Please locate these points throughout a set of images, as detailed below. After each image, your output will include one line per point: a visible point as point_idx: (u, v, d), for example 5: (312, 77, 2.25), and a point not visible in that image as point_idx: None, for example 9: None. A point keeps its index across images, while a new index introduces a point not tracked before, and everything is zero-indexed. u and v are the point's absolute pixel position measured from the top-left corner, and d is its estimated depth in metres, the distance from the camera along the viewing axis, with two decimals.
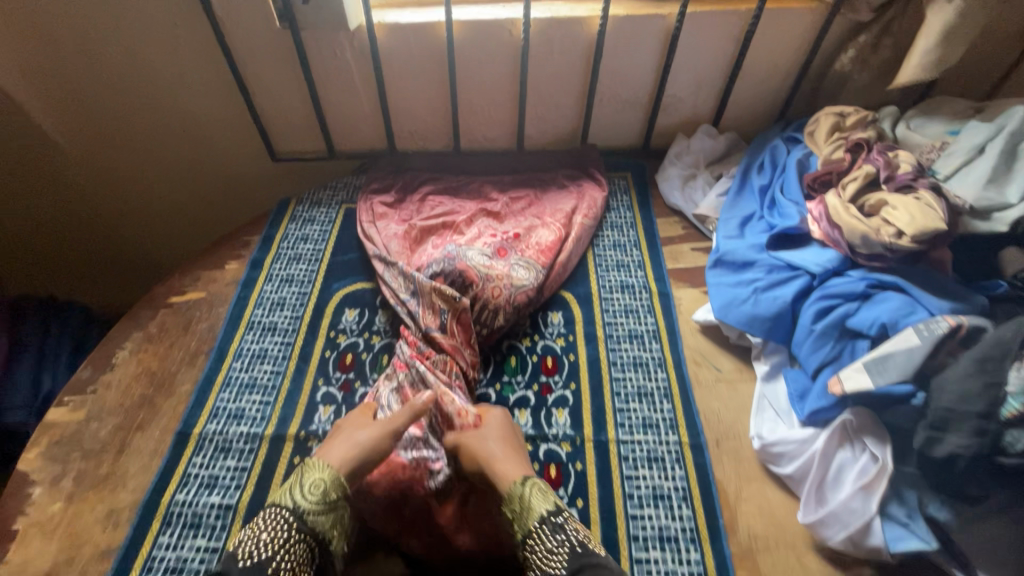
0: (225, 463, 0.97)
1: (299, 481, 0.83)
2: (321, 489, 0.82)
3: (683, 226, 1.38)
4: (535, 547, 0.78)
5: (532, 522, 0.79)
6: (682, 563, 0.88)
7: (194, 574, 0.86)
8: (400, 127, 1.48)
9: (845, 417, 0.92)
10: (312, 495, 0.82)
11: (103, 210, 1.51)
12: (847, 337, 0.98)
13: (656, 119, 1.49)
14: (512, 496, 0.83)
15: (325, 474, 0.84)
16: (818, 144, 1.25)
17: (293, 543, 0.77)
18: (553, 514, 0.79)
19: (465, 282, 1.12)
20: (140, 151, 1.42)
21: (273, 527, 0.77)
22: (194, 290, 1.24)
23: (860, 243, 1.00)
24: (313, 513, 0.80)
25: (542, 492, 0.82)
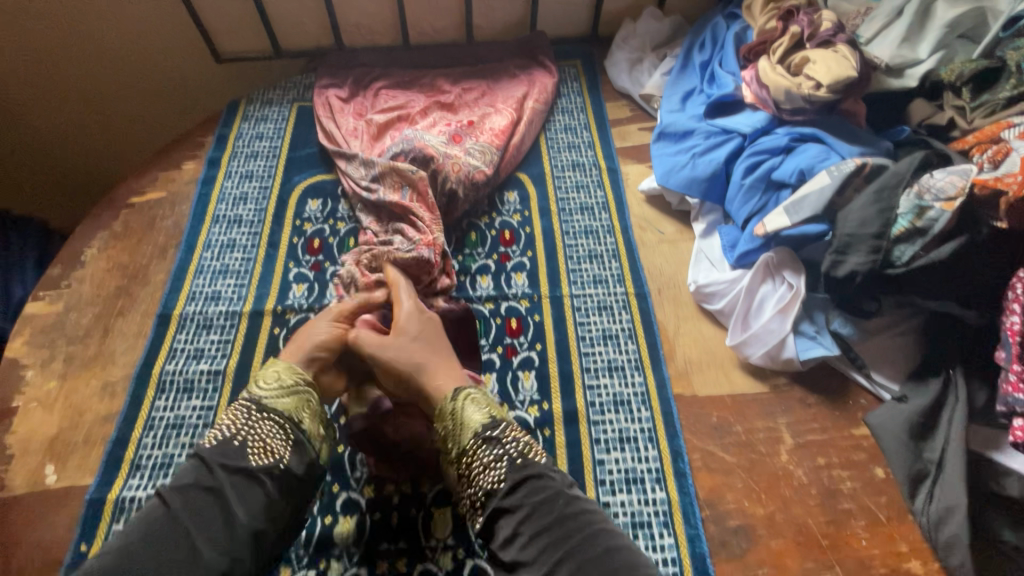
0: (209, 337, 1.05)
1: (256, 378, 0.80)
2: (275, 377, 0.79)
3: (630, 107, 1.44)
4: (473, 465, 0.73)
5: (466, 438, 0.75)
6: (628, 385, 1.01)
7: (194, 427, 0.95)
8: (345, 20, 1.45)
9: (768, 255, 1.04)
10: (273, 383, 0.78)
11: (41, 115, 1.42)
12: (772, 189, 1.09)
13: (603, 2, 1.49)
14: (443, 413, 0.78)
15: (275, 369, 0.80)
16: (753, 17, 1.30)
17: (260, 422, 0.74)
18: (487, 428, 0.75)
19: (426, 161, 1.16)
20: (72, 48, 1.34)
21: (238, 413, 0.75)
22: (153, 190, 1.25)
23: (784, 100, 1.09)
24: (274, 397, 0.77)
25: (475, 403, 0.78)
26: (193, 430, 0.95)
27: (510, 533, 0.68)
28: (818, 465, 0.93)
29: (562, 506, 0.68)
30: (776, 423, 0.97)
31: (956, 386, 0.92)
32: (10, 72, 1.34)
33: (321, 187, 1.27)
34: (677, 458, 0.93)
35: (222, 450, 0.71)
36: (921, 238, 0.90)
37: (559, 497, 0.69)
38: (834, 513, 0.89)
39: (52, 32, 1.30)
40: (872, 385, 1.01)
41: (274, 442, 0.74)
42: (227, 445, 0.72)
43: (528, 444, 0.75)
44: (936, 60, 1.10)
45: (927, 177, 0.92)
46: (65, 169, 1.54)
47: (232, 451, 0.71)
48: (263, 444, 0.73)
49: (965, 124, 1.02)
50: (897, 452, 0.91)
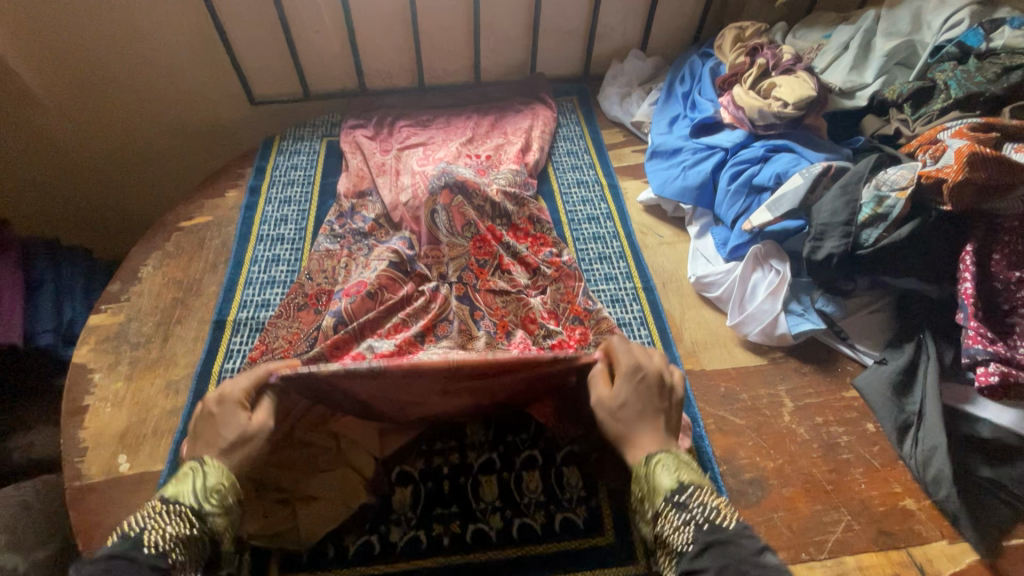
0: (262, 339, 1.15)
1: (200, 474, 0.76)
2: (221, 494, 0.76)
3: (623, 134, 1.63)
4: (664, 525, 0.73)
5: (658, 501, 0.75)
6: None
7: None
8: (368, 65, 1.64)
9: (756, 247, 1.20)
10: (217, 495, 0.75)
11: (105, 157, 1.59)
12: (754, 193, 1.26)
13: (593, 47, 1.71)
14: (637, 474, 0.79)
15: (226, 479, 0.77)
16: (723, 52, 1.53)
17: (190, 541, 0.70)
18: (677, 492, 0.74)
19: (468, 192, 1.26)
20: (138, 101, 1.52)
21: (176, 519, 0.70)
22: (201, 215, 1.38)
23: (758, 118, 1.28)
24: (214, 513, 0.74)
25: (669, 468, 0.77)
26: None
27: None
28: (817, 423, 1.06)
29: (749, 547, 0.65)
30: (777, 389, 1.11)
31: (927, 347, 1.07)
32: (79, 121, 1.50)
33: (342, 203, 1.38)
34: (693, 424, 1.05)
35: (156, 553, 0.66)
36: (883, 222, 1.07)
37: (742, 549, 0.65)
38: (834, 463, 1.01)
39: (103, 78, 1.45)
40: (856, 354, 1.14)
41: (191, 560, 0.70)
42: (159, 554, 0.66)
43: (721, 504, 0.71)
44: (879, 84, 1.32)
45: (882, 173, 1.10)
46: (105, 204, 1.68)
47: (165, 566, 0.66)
48: (184, 562, 0.68)
49: (908, 132, 1.21)
50: (883, 406, 1.05)
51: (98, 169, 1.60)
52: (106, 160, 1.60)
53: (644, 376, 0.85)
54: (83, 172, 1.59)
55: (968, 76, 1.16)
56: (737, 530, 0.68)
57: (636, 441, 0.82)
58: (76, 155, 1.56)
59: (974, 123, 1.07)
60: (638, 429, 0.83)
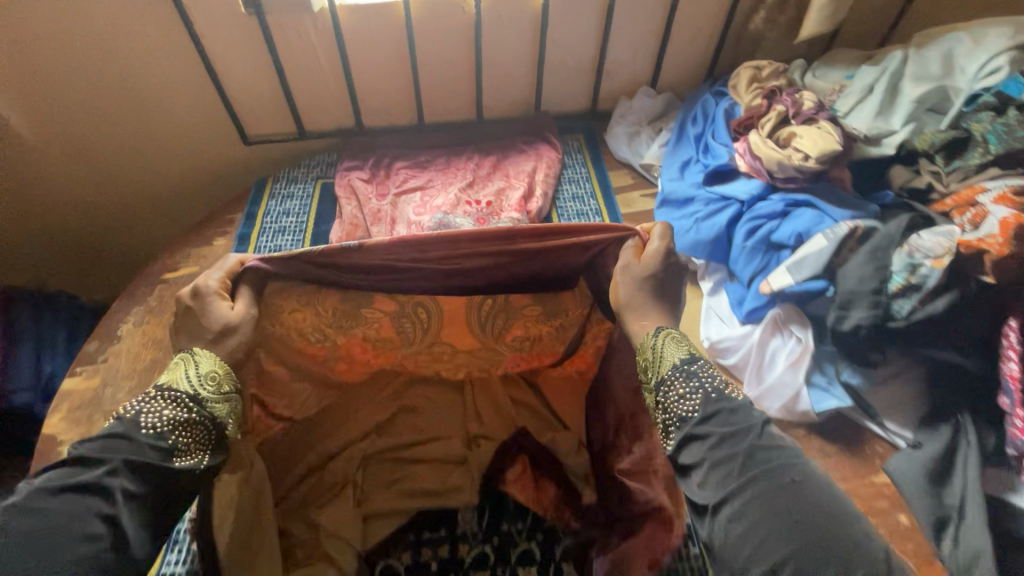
0: None
1: (195, 361, 0.81)
2: (214, 382, 0.80)
3: (631, 176, 1.55)
4: (669, 395, 0.78)
5: (664, 370, 0.80)
6: None
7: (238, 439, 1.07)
8: (366, 103, 1.57)
9: (775, 311, 1.12)
10: (211, 383, 0.80)
11: (97, 199, 1.54)
12: (772, 250, 1.18)
13: (601, 83, 1.63)
14: (645, 348, 0.84)
15: (219, 368, 0.82)
16: (738, 91, 1.44)
17: (191, 425, 0.75)
18: (685, 362, 0.79)
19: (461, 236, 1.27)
20: (129, 142, 1.47)
21: (173, 406, 0.75)
22: (187, 266, 1.32)
23: (777, 170, 1.20)
24: (210, 399, 0.78)
25: (676, 342, 0.82)
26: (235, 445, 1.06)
27: (695, 462, 0.70)
28: None
29: (756, 417, 0.71)
30: None
31: (965, 430, 0.97)
32: (69, 164, 1.45)
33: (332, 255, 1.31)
34: None
35: (154, 436, 0.71)
36: (916, 293, 0.97)
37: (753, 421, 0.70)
38: None
39: (91, 122, 1.40)
40: (886, 433, 1.04)
41: (196, 445, 0.75)
42: (157, 435, 0.72)
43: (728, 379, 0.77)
44: (908, 131, 1.22)
45: (915, 237, 1.01)
46: (97, 246, 1.63)
47: (162, 449, 0.71)
48: (189, 445, 0.74)
49: (942, 187, 1.14)
50: (918, 495, 0.94)
51: (91, 210, 1.55)
52: (98, 201, 1.55)
53: (676, 260, 0.91)
54: (76, 214, 1.54)
55: (1008, 129, 1.07)
56: (743, 402, 0.74)
57: (646, 318, 0.87)
58: (68, 197, 1.51)
59: (1017, 187, 1.00)
60: (649, 311, 0.88)
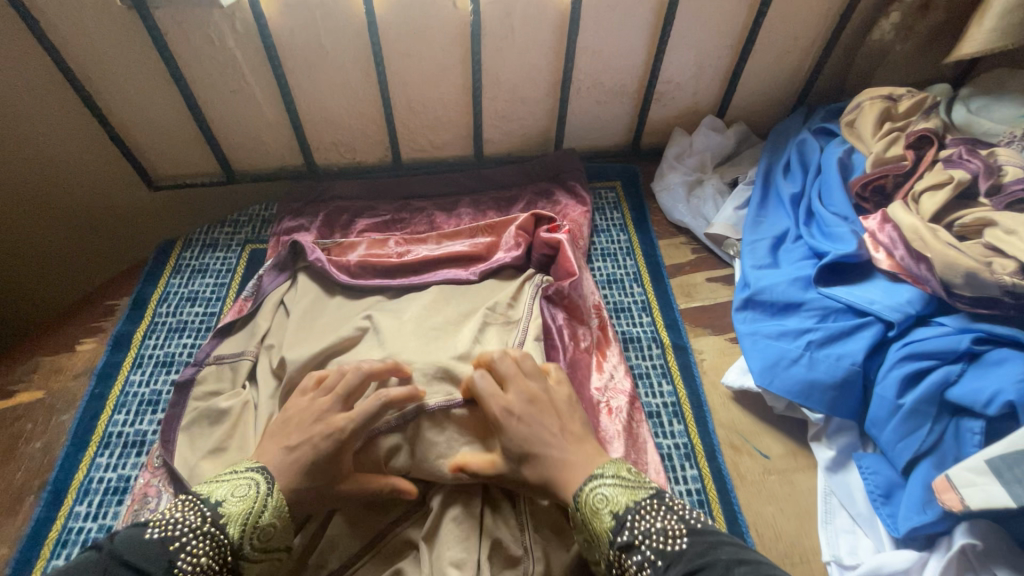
0: None
1: (235, 480, 0.60)
2: (254, 508, 0.59)
3: (692, 248, 1.08)
4: (639, 526, 0.58)
5: (605, 550, 0.59)
6: (656, 395, 0.88)
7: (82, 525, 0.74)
8: (317, 137, 1.11)
9: (967, 541, 0.64)
10: (258, 539, 0.59)
11: None
12: (947, 416, 0.71)
13: (649, 111, 1.16)
14: (587, 506, 0.61)
15: (279, 519, 0.60)
16: (862, 139, 0.97)
17: (199, 556, 0.55)
18: (617, 534, 0.58)
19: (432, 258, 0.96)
20: None
21: (189, 513, 0.57)
22: (28, 389, 0.88)
23: (961, 283, 0.73)
24: (249, 557, 0.58)
25: (627, 486, 0.61)
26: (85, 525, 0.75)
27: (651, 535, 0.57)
28: None
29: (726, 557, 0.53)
30: None
31: None
32: None
33: (231, 366, 0.84)
34: None
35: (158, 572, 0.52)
36: None
37: (717, 560, 0.52)
38: None
39: None
40: None
41: (203, 550, 0.55)
42: (160, 542, 0.54)
43: (677, 518, 0.58)
44: None
45: None
46: None
47: (156, 567, 0.52)
48: (193, 572, 0.54)
49: None
50: None
51: None
52: None
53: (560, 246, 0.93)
54: None
55: None
56: (720, 540, 0.55)
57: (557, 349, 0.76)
58: None
59: None
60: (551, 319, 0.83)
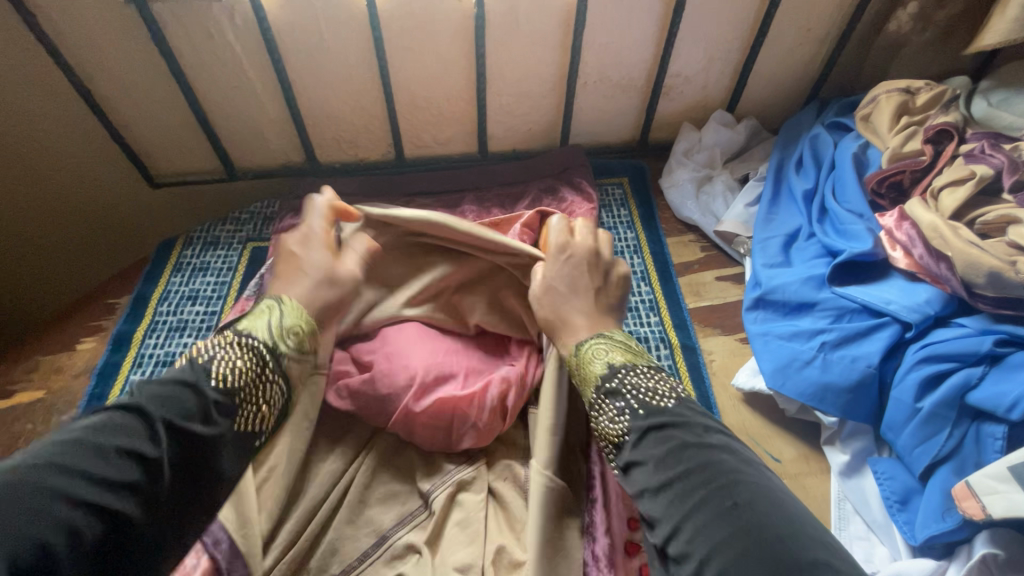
0: None
1: (271, 313, 0.60)
2: (296, 336, 0.61)
3: (701, 246, 1.06)
4: (631, 378, 0.56)
5: (588, 393, 0.58)
6: None
7: None
8: (319, 133, 1.09)
9: (989, 550, 0.62)
10: (294, 340, 0.61)
11: None
12: (967, 420, 0.69)
13: (657, 106, 1.14)
14: (577, 352, 0.62)
15: (304, 322, 0.62)
16: (878, 133, 0.94)
17: (266, 384, 0.57)
18: (605, 379, 0.57)
19: None
20: None
21: (234, 352, 0.56)
22: (27, 389, 0.87)
23: (982, 282, 0.70)
24: (289, 356, 0.60)
25: (618, 347, 0.60)
26: None
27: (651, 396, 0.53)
28: None
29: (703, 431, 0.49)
30: None
31: None
32: None
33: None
34: None
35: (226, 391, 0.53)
36: None
37: (695, 422, 0.50)
38: None
39: None
40: None
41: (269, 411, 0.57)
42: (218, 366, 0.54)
43: (663, 382, 0.55)
44: None
45: None
46: None
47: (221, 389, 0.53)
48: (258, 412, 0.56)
49: None
50: None
51: None
52: None
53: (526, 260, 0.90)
54: None
55: None
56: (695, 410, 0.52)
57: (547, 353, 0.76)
58: None
59: None
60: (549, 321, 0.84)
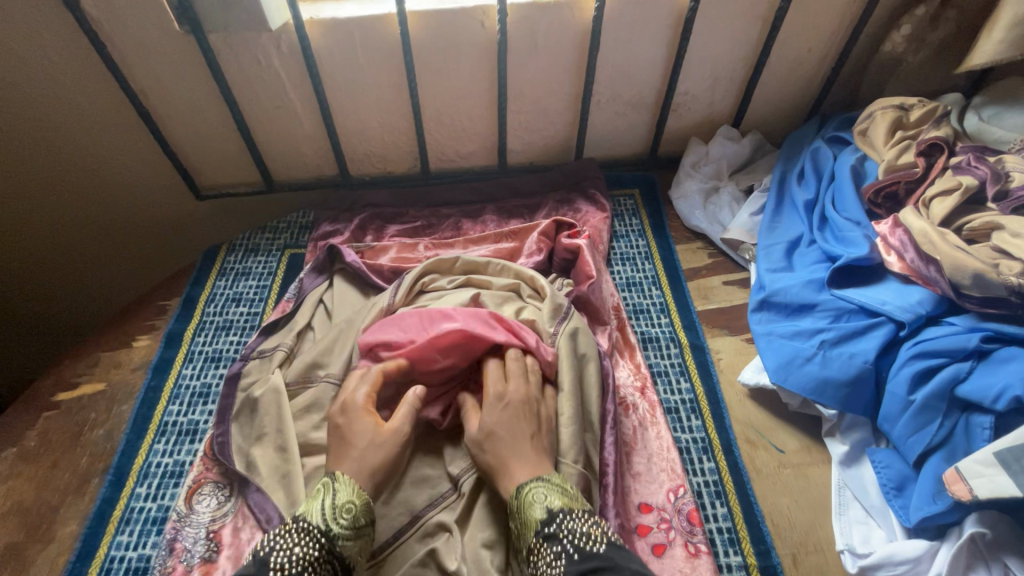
0: (147, 538, 0.78)
1: (333, 491, 0.63)
2: (352, 513, 0.62)
3: (708, 253, 1.12)
4: (566, 525, 0.60)
5: (528, 537, 0.62)
6: (675, 392, 0.92)
7: (142, 506, 0.81)
8: (352, 149, 1.18)
9: (977, 530, 0.67)
10: (348, 514, 0.62)
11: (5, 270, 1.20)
12: (957, 411, 0.74)
13: (666, 122, 1.21)
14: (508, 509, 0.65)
15: (357, 497, 0.64)
16: (874, 148, 1.01)
17: (319, 565, 0.58)
18: (544, 524, 0.61)
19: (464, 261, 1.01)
20: (35, 202, 1.11)
21: (302, 542, 0.58)
22: (90, 381, 0.96)
23: (969, 284, 0.76)
24: (343, 537, 0.61)
25: (542, 492, 0.64)
26: (147, 507, 0.81)
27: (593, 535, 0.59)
28: None
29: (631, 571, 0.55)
30: None
31: None
32: None
33: (270, 358, 0.90)
34: None
35: None
36: None
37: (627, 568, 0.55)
38: None
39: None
40: None
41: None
42: None
43: (596, 525, 0.60)
44: None
45: None
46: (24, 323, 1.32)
47: None
48: None
49: None
50: None
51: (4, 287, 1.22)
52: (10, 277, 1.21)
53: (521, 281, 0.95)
54: None
55: None
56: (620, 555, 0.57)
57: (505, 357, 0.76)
58: None
59: None
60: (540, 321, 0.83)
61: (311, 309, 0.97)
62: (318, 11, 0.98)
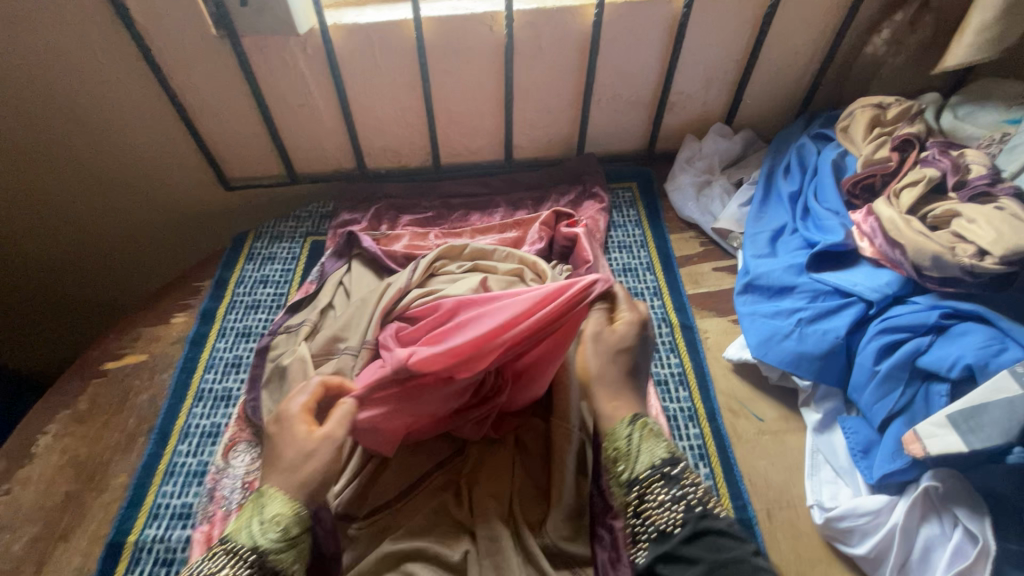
0: (190, 488, 0.88)
1: (262, 504, 0.60)
2: (279, 526, 0.58)
3: (700, 242, 1.20)
4: (689, 481, 0.59)
5: (640, 470, 0.61)
6: (665, 366, 1.00)
7: (184, 462, 0.91)
8: (369, 144, 1.27)
9: (930, 483, 0.75)
10: (274, 529, 0.58)
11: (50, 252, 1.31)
12: (918, 380, 0.82)
13: (662, 119, 1.29)
14: (618, 435, 0.63)
15: (287, 507, 0.59)
16: (854, 143, 1.08)
17: None
18: (668, 465, 0.60)
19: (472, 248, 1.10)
20: (81, 191, 1.21)
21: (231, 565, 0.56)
22: (133, 352, 1.06)
23: (929, 265, 0.84)
24: (273, 552, 0.57)
25: (657, 436, 0.63)
26: (188, 462, 0.91)
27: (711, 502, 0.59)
28: None
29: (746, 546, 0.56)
30: None
31: None
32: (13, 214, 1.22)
33: (296, 332, 0.99)
34: None
35: None
36: None
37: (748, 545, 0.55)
38: None
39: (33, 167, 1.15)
40: None
41: None
42: None
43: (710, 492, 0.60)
44: None
45: None
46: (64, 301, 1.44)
47: None
48: None
49: None
50: None
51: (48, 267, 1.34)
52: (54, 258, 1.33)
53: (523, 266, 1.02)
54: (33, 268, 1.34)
55: None
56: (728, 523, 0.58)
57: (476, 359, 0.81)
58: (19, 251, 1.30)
59: None
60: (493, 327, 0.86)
61: (333, 289, 1.06)
62: (341, 17, 1.06)
